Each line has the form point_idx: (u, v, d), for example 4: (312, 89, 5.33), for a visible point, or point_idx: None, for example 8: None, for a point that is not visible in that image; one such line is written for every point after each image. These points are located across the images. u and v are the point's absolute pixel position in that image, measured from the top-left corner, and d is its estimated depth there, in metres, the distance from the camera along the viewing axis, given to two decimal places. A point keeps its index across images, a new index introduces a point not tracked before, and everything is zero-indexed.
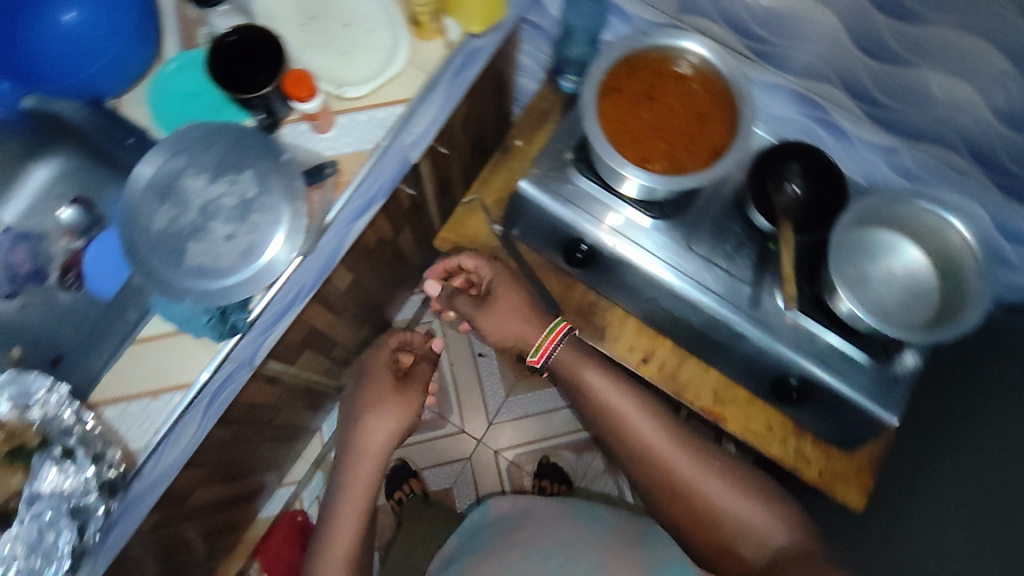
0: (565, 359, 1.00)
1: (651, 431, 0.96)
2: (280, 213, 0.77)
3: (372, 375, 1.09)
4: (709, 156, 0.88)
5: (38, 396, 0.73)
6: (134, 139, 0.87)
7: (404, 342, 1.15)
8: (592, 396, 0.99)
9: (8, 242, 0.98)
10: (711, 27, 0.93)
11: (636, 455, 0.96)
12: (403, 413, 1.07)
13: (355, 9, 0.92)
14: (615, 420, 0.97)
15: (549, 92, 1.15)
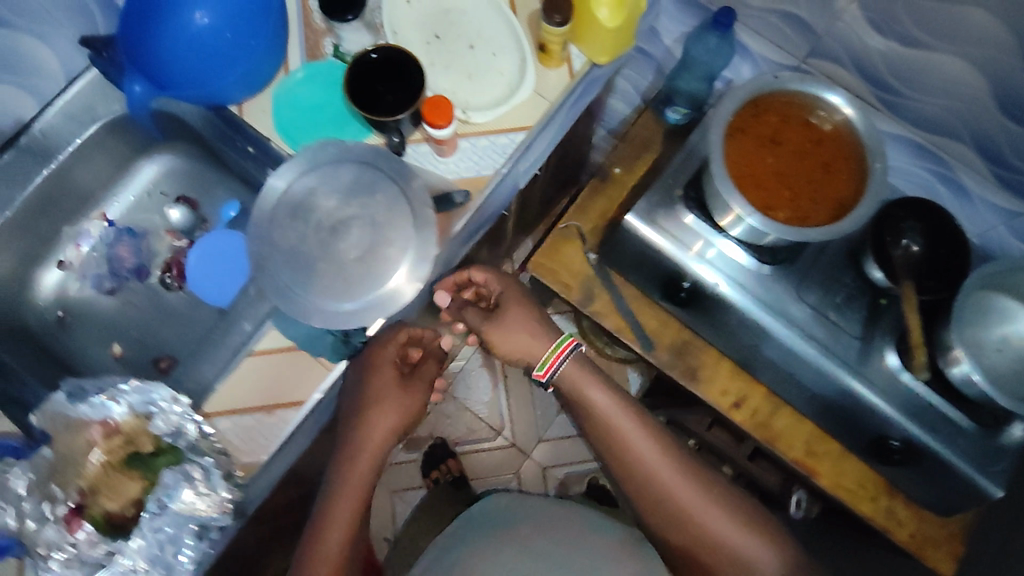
0: (572, 377, 0.88)
1: (662, 461, 0.86)
2: (407, 239, 0.75)
3: (374, 363, 0.78)
4: (834, 208, 0.84)
5: (160, 406, 0.74)
6: (255, 147, 0.87)
7: (414, 331, 0.83)
8: (601, 423, 0.87)
9: (113, 236, 0.96)
10: (838, 72, 0.90)
11: (644, 488, 0.86)
12: (405, 409, 0.81)
13: (480, 29, 0.89)
14: (626, 452, 0.86)
15: (651, 120, 1.11)
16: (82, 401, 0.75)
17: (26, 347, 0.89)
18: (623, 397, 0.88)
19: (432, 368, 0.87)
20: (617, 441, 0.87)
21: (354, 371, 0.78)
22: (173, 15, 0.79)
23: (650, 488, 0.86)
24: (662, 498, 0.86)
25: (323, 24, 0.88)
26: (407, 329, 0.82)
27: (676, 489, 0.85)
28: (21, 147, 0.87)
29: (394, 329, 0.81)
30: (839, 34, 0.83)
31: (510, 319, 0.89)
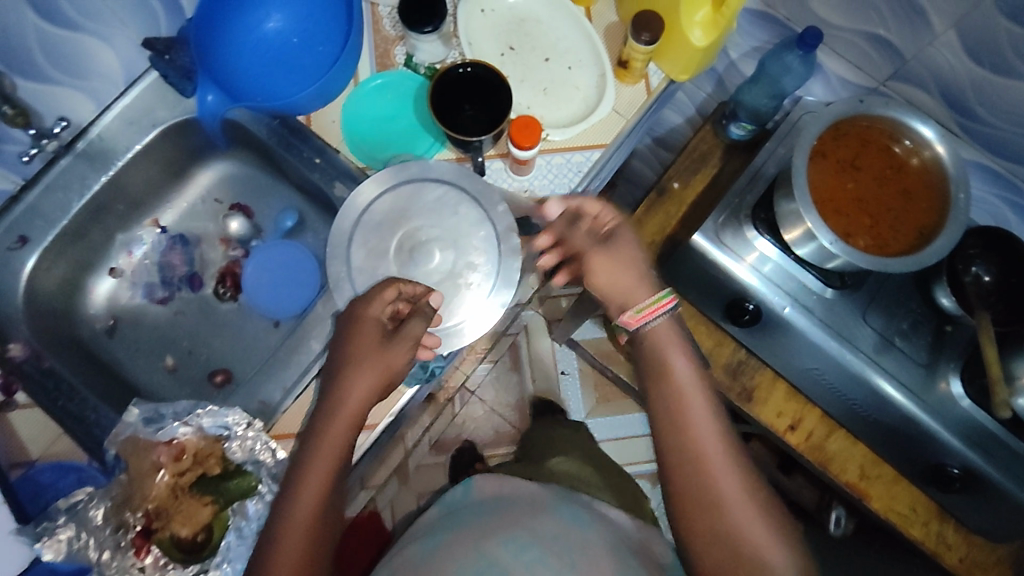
0: (659, 339, 0.66)
1: (731, 483, 0.58)
2: (490, 264, 0.74)
3: (357, 323, 0.68)
4: (914, 237, 0.83)
5: (236, 432, 0.72)
6: (322, 158, 0.84)
7: (409, 286, 0.70)
8: (671, 405, 0.62)
9: (165, 243, 0.94)
10: (918, 96, 0.87)
11: (691, 509, 0.58)
12: (386, 375, 0.66)
13: (556, 41, 0.86)
14: (685, 453, 0.60)
15: (710, 134, 1.08)
16: (153, 424, 0.74)
17: (76, 353, 0.85)
18: (696, 384, 0.63)
19: (419, 327, 0.68)
20: (677, 432, 0.62)
21: (342, 329, 0.69)
22: (241, 20, 0.78)
23: (699, 512, 0.58)
24: (711, 530, 0.57)
25: (394, 32, 0.85)
26: (399, 284, 0.70)
27: (735, 522, 0.57)
28: (78, 153, 0.84)
29: (385, 284, 0.70)
30: (928, 58, 0.81)
31: (622, 254, 0.70)
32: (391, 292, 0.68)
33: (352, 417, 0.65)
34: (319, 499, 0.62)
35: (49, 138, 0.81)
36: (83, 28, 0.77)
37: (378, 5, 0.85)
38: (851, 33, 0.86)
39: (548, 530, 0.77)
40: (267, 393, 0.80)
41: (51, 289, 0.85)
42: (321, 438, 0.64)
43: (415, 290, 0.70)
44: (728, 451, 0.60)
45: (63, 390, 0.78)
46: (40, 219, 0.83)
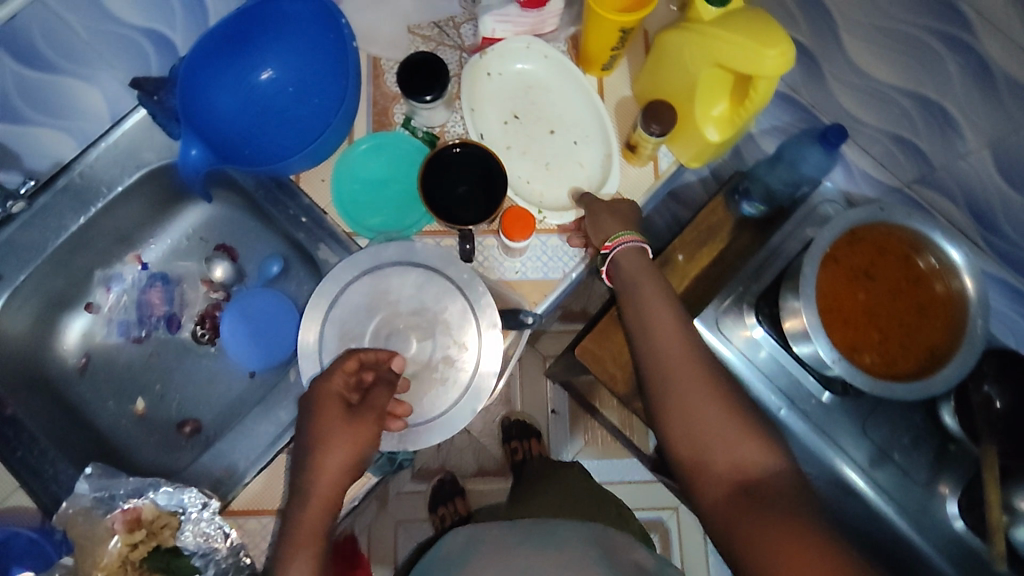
0: (629, 266, 0.75)
1: (694, 380, 0.69)
2: (471, 355, 0.71)
3: (317, 402, 0.64)
4: (923, 357, 0.78)
5: (191, 510, 0.71)
6: (307, 218, 0.80)
7: (369, 354, 0.67)
8: (638, 316, 0.73)
9: (145, 282, 0.91)
10: (945, 204, 0.81)
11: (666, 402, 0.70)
12: (359, 450, 0.63)
13: (563, 112, 0.81)
14: (658, 358, 0.71)
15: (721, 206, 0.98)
16: (104, 505, 0.72)
17: (41, 395, 0.83)
18: (658, 302, 0.73)
19: (384, 396, 0.65)
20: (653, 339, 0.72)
21: (305, 406, 0.65)
22: (233, 72, 0.75)
23: (672, 406, 0.69)
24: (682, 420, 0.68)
25: (395, 89, 0.80)
26: (359, 354, 0.67)
27: (696, 409, 0.68)
28: (58, 189, 0.80)
29: (344, 356, 0.67)
30: (958, 171, 0.75)
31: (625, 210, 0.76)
32: (351, 364, 0.65)
33: (328, 502, 0.62)
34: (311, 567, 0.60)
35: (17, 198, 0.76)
36: (63, 70, 0.72)
37: (381, 58, 0.80)
38: (879, 130, 0.80)
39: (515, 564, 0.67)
40: (232, 458, 0.77)
41: (20, 329, 0.82)
42: (298, 526, 0.61)
43: (376, 358, 0.67)
44: (691, 358, 0.70)
45: (22, 441, 0.76)
46: (14, 256, 0.79)
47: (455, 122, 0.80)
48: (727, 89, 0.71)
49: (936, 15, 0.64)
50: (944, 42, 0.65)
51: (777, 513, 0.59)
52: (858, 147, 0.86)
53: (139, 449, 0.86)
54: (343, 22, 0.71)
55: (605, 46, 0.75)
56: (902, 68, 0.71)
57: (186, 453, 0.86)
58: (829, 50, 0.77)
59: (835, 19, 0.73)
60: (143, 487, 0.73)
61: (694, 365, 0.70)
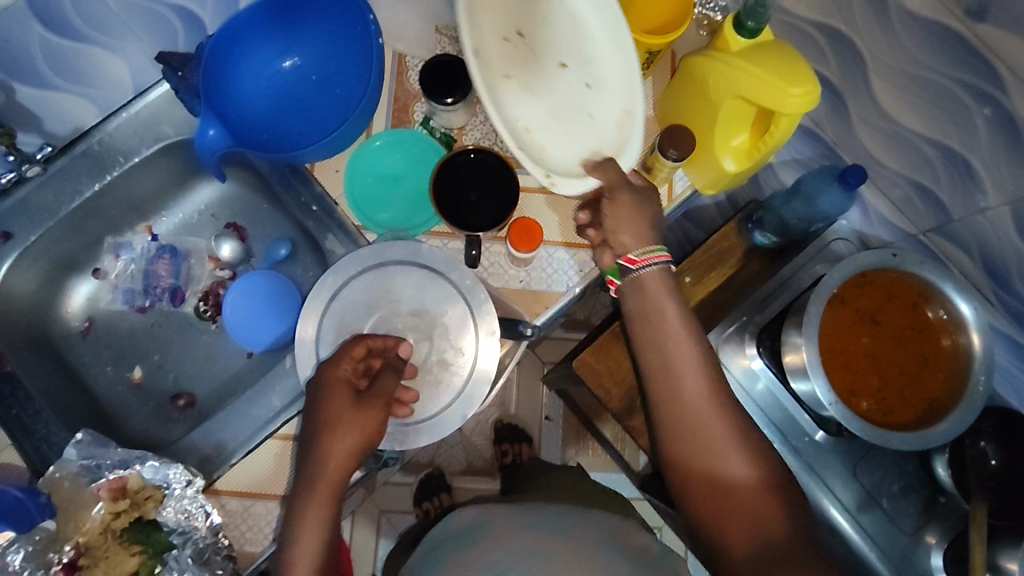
0: (648, 287, 0.70)
1: (712, 426, 0.66)
2: (466, 359, 0.71)
3: (326, 386, 0.65)
4: (921, 408, 0.78)
5: (175, 488, 0.72)
6: (318, 206, 0.81)
7: (377, 340, 0.68)
8: (656, 343, 0.69)
9: (153, 253, 0.92)
10: (960, 257, 0.80)
11: (683, 435, 0.67)
12: (367, 436, 0.63)
13: (578, 44, 0.69)
14: (676, 389, 0.67)
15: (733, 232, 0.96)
16: (90, 474, 0.73)
17: (42, 355, 0.84)
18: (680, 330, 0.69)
19: (393, 382, 0.65)
20: (671, 368, 0.69)
21: (310, 393, 0.66)
22: (259, 56, 0.75)
23: (685, 442, 0.67)
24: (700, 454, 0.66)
25: (417, 87, 0.81)
26: (367, 341, 0.67)
27: (717, 446, 0.65)
28: (76, 154, 0.80)
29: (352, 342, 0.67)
30: (975, 226, 0.74)
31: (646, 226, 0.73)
32: (361, 351, 0.66)
33: (334, 485, 0.62)
34: (322, 541, 0.61)
35: (31, 162, 0.77)
36: None
37: (406, 55, 0.81)
38: (900, 175, 0.79)
39: (524, 546, 0.64)
40: (221, 437, 0.78)
41: (26, 289, 0.83)
42: (304, 512, 0.62)
43: (384, 344, 0.68)
44: (711, 391, 0.67)
45: (18, 399, 0.77)
46: (26, 215, 0.80)
47: (474, 125, 0.81)
48: (749, 122, 0.70)
49: (967, 68, 0.63)
50: (973, 95, 0.64)
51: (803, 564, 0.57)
52: (877, 189, 0.85)
53: (132, 418, 0.86)
54: (369, 17, 0.71)
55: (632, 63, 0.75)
56: (928, 116, 0.70)
57: (178, 426, 0.87)
58: (857, 90, 0.76)
59: (866, 61, 0.72)
60: (129, 459, 0.74)
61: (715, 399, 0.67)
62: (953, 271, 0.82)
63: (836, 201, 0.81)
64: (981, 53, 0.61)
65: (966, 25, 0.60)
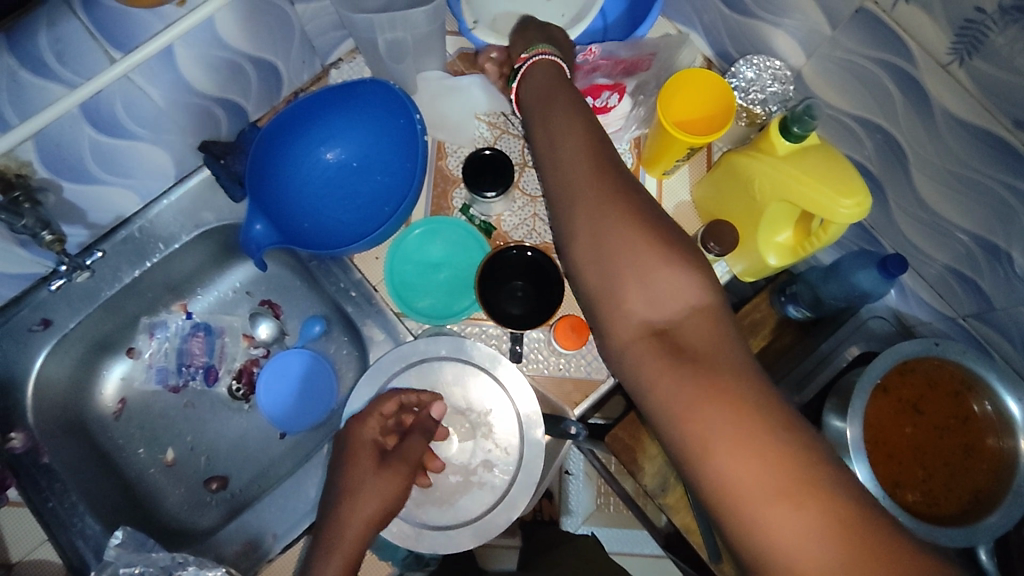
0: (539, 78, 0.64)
1: (600, 204, 0.56)
2: (510, 460, 0.71)
3: (352, 446, 0.65)
4: (967, 500, 0.76)
5: None
6: (357, 292, 0.81)
7: (411, 396, 0.70)
8: (546, 137, 0.61)
9: (188, 331, 0.92)
10: (1000, 343, 0.79)
11: (575, 241, 0.57)
12: (388, 500, 0.63)
13: None
14: (570, 191, 0.58)
15: (767, 303, 0.95)
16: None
17: (77, 441, 0.83)
18: (615, 161, 0.58)
19: (418, 447, 0.66)
20: (557, 150, 0.60)
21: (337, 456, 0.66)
22: (298, 148, 0.75)
23: (581, 230, 0.57)
24: (608, 274, 0.55)
25: (456, 172, 0.82)
26: (399, 397, 0.69)
27: (613, 237, 0.55)
28: (120, 241, 0.82)
29: (383, 399, 0.69)
30: (1018, 317, 0.73)
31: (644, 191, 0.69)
32: (393, 408, 0.68)
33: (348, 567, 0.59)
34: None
35: (81, 268, 0.78)
36: (139, 136, 0.73)
37: (445, 141, 0.82)
38: (939, 262, 0.79)
39: None
40: (257, 531, 0.78)
41: (63, 375, 0.83)
42: None
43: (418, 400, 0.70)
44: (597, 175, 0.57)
45: (54, 491, 0.77)
46: (66, 302, 0.80)
47: (512, 212, 0.81)
48: (792, 219, 0.70)
49: (1011, 170, 0.63)
50: (1021, 199, 0.64)
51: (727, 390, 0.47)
52: (914, 271, 0.84)
53: (165, 502, 0.86)
54: (415, 116, 0.73)
55: (670, 156, 0.76)
56: (969, 211, 0.70)
57: (211, 511, 0.86)
58: (897, 179, 0.76)
59: (907, 155, 0.72)
60: (173, 565, 0.73)
61: (626, 203, 0.56)
62: (995, 358, 0.80)
63: (875, 281, 0.81)
64: None
65: (1015, 135, 0.60)
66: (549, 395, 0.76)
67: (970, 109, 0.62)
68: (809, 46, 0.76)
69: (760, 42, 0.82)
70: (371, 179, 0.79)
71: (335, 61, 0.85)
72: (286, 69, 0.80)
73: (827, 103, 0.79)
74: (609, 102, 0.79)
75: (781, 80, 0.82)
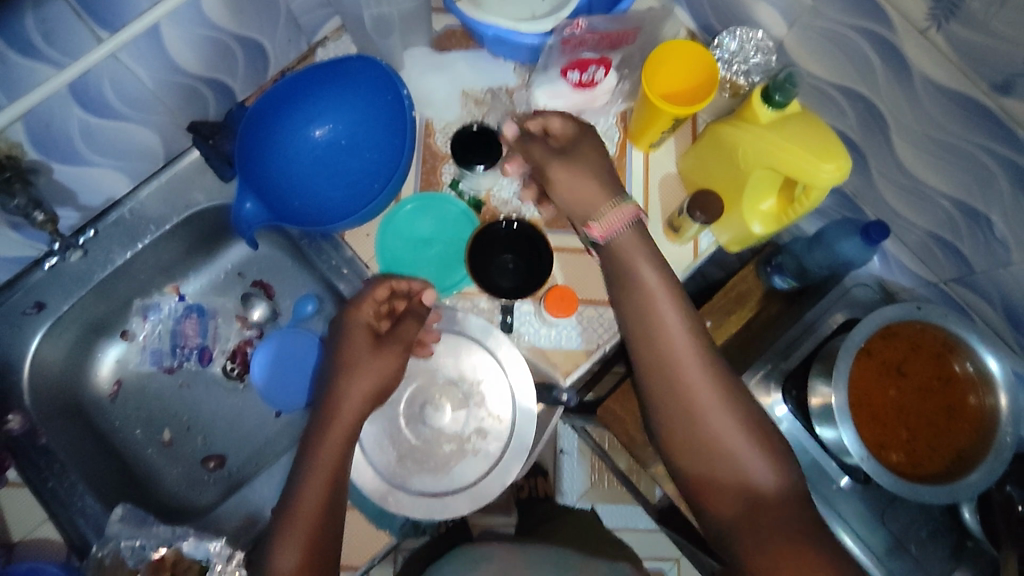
0: (625, 245, 0.70)
1: (691, 382, 0.66)
2: (504, 427, 0.73)
3: (348, 328, 0.69)
4: (949, 459, 0.79)
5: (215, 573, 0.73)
6: (349, 269, 0.83)
7: (401, 283, 0.70)
8: (639, 315, 0.70)
9: (181, 313, 0.92)
10: (981, 306, 0.81)
11: (665, 410, 0.68)
12: (381, 378, 0.68)
13: None
14: (661, 367, 0.68)
15: (753, 275, 0.97)
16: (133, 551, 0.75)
17: (73, 422, 0.84)
18: None
19: (412, 330, 0.70)
20: (649, 327, 0.69)
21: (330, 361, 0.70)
22: (287, 126, 0.75)
23: (672, 405, 0.68)
24: (694, 442, 0.67)
25: (445, 149, 0.82)
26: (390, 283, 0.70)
27: (705, 415, 0.66)
28: (110, 223, 0.82)
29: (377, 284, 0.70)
30: (998, 280, 0.75)
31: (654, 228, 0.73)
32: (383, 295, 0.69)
33: (327, 482, 0.64)
34: (323, 494, 0.63)
35: (74, 246, 0.80)
36: (128, 117, 0.73)
37: (433, 119, 0.82)
38: (921, 228, 0.81)
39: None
40: (255, 505, 0.81)
41: (57, 357, 0.84)
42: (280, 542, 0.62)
43: (409, 289, 0.70)
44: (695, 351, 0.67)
45: (54, 471, 0.78)
46: (59, 285, 0.81)
47: (501, 187, 0.82)
48: (776, 186, 0.71)
49: (988, 135, 0.64)
50: (997, 161, 0.65)
51: (810, 562, 0.57)
52: (896, 238, 0.86)
53: (163, 481, 0.87)
54: (403, 92, 0.74)
55: (656, 128, 0.77)
56: (951, 176, 0.71)
57: (210, 489, 0.87)
58: (879, 147, 0.77)
59: (888, 123, 0.74)
60: (172, 537, 0.76)
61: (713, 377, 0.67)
62: (976, 320, 0.83)
63: (858, 249, 0.83)
64: (1005, 124, 0.62)
65: (992, 99, 0.61)
66: (541, 366, 0.76)
67: (948, 74, 0.63)
68: (791, 16, 0.77)
69: (744, 13, 0.83)
70: (360, 154, 0.77)
71: (321, 40, 0.85)
72: (272, 47, 0.80)
73: (810, 73, 0.80)
74: (594, 77, 0.77)
75: (763, 51, 0.82)
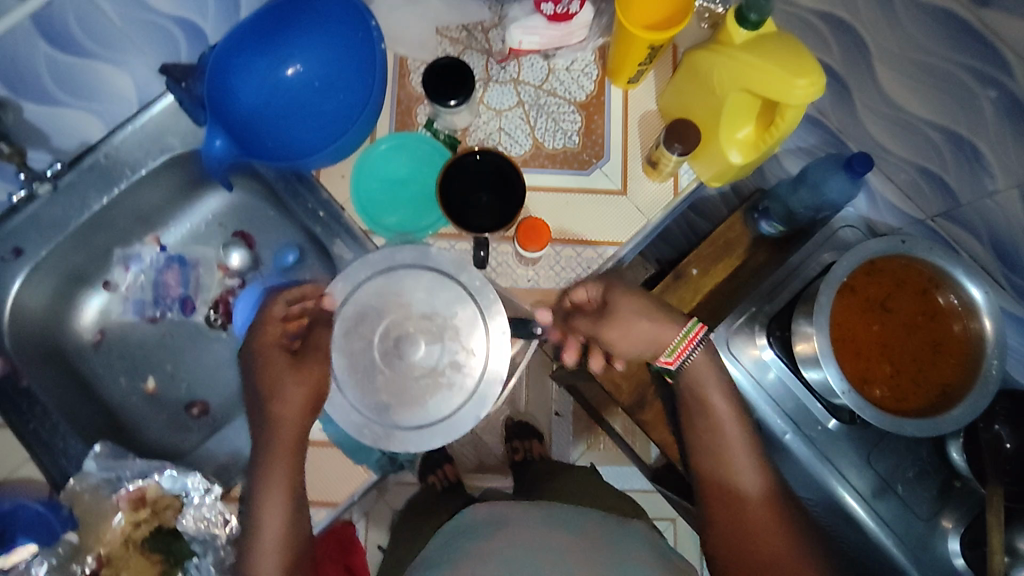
0: (696, 372, 0.75)
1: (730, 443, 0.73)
2: (479, 359, 0.73)
3: (260, 353, 0.71)
4: (934, 394, 0.77)
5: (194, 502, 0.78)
6: (325, 212, 0.81)
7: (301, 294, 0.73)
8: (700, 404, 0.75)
9: (162, 263, 0.92)
10: (968, 242, 0.79)
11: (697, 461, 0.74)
12: (310, 386, 0.69)
13: None
14: (708, 436, 0.74)
15: (740, 222, 0.96)
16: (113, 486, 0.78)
17: (55, 367, 0.84)
18: None
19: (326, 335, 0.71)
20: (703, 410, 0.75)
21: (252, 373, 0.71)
22: (256, 63, 0.71)
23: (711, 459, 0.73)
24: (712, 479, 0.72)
25: (419, 90, 0.82)
26: (284, 297, 0.73)
27: (733, 463, 0.72)
28: (84, 168, 0.82)
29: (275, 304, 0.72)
30: (984, 210, 0.73)
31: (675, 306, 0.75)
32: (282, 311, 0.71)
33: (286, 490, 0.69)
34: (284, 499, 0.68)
35: (41, 180, 0.78)
36: (96, 55, 0.73)
37: (407, 58, 0.82)
38: (907, 161, 0.79)
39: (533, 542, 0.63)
40: None
41: (39, 303, 0.84)
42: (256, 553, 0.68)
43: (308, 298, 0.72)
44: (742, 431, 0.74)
45: (35, 412, 0.78)
46: (37, 230, 0.81)
47: (477, 126, 0.81)
48: (754, 113, 0.70)
49: (969, 52, 0.63)
50: (978, 79, 0.64)
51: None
52: (883, 175, 0.84)
53: (147, 426, 0.88)
54: (373, 24, 0.74)
55: (632, 60, 0.75)
56: (934, 102, 0.69)
57: (193, 434, 0.88)
58: (861, 76, 0.75)
59: (869, 48, 0.72)
60: (149, 470, 0.79)
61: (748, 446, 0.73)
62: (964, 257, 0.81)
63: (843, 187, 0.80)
64: (985, 37, 0.60)
65: (972, 11, 0.59)
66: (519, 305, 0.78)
67: None
68: None
69: None
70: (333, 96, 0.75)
71: None
72: None
73: None
74: (569, 9, 0.75)
75: None
